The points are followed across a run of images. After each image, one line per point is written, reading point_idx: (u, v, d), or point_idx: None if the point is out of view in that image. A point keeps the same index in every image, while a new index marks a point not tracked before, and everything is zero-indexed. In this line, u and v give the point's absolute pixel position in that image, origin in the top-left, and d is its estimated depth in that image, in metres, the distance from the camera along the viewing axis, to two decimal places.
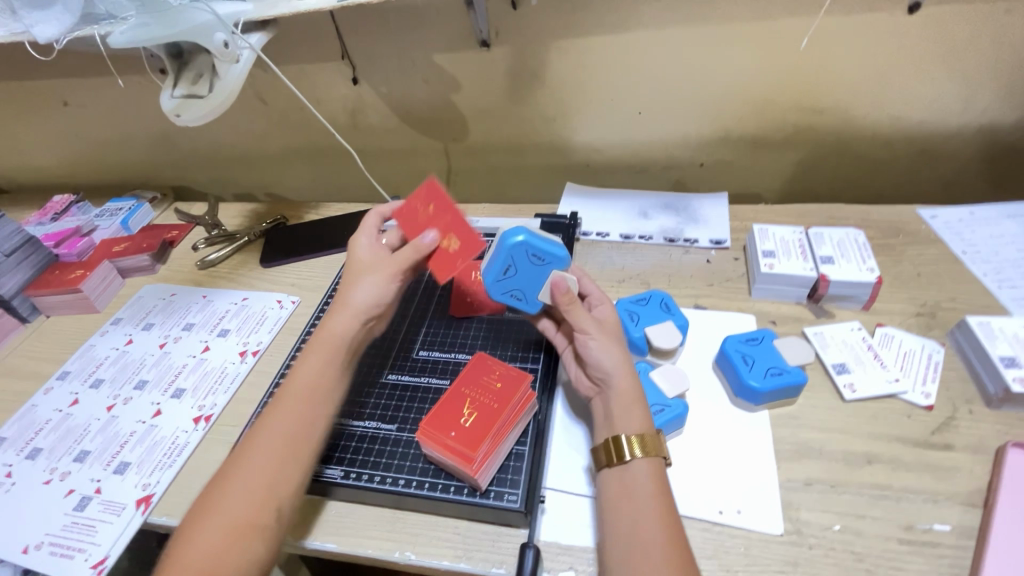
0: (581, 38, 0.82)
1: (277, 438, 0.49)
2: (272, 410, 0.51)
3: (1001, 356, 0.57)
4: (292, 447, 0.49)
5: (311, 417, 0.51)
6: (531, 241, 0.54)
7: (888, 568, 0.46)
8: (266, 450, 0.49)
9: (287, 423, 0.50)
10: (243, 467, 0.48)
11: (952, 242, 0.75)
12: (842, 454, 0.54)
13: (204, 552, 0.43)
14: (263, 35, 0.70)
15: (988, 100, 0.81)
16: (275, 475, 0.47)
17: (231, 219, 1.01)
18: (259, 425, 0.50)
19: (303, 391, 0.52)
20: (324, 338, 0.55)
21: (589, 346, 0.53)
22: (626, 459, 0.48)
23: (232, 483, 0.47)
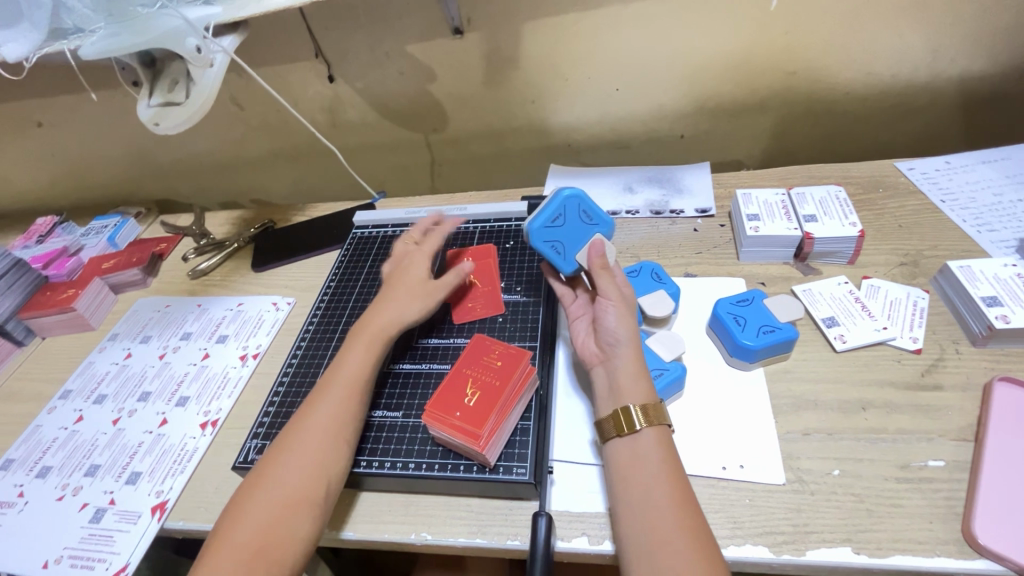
0: (552, 18, 0.82)
1: (325, 425, 0.52)
2: (316, 397, 0.54)
3: (983, 296, 0.58)
4: (337, 435, 0.52)
5: (351, 403, 0.54)
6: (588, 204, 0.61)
7: (887, 505, 0.48)
8: (313, 433, 0.51)
9: (333, 411, 0.53)
10: (292, 447, 0.50)
11: (930, 191, 0.77)
12: (838, 403, 0.56)
13: (256, 528, 0.45)
14: (235, 37, 0.69)
15: (956, 50, 0.82)
16: (320, 456, 0.50)
17: (218, 227, 1.01)
18: (305, 412, 0.53)
19: (348, 380, 0.55)
20: (368, 329, 0.59)
21: (608, 311, 0.55)
22: (636, 428, 0.49)
23: (280, 464, 0.49)
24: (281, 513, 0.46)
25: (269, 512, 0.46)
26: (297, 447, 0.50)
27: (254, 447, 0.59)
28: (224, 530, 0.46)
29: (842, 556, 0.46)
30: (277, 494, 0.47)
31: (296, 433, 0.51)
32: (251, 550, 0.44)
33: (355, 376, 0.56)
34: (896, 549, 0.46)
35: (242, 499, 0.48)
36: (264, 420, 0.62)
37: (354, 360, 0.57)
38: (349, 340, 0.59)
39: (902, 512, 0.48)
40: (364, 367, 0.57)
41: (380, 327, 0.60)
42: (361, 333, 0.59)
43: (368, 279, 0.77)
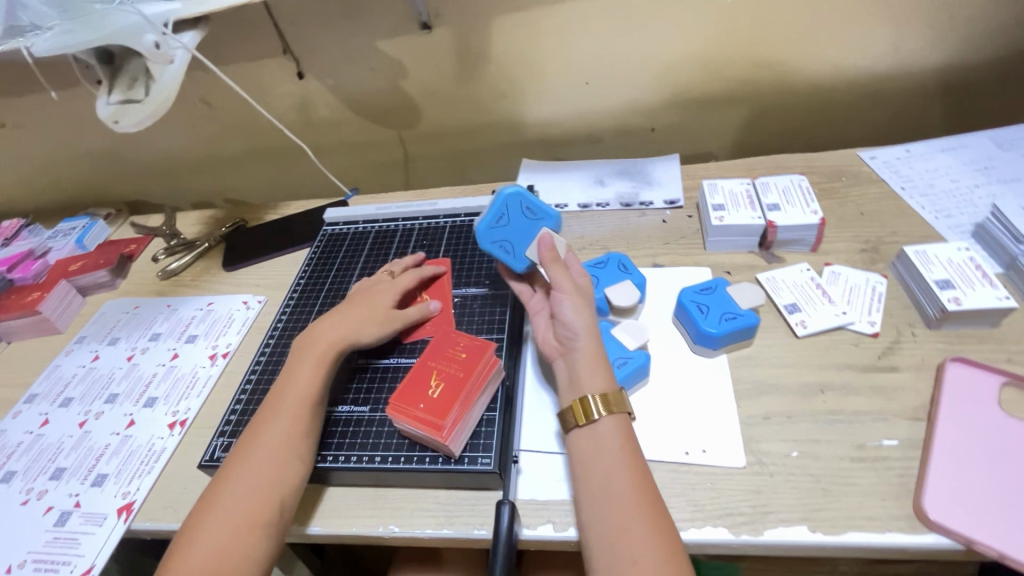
0: (520, 12, 0.82)
1: (274, 445, 0.51)
2: (264, 418, 0.53)
3: (936, 279, 0.60)
4: (288, 451, 0.51)
5: (301, 421, 0.53)
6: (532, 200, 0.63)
7: (843, 484, 0.49)
8: (263, 453, 0.50)
9: (281, 431, 0.52)
10: (241, 468, 0.50)
11: (891, 179, 0.78)
12: (798, 386, 0.57)
13: (210, 551, 0.45)
14: (195, 33, 0.68)
15: (916, 41, 0.84)
16: (271, 475, 0.49)
17: (190, 227, 1.00)
18: (254, 433, 0.52)
19: (295, 399, 0.54)
20: (316, 346, 0.58)
21: (563, 304, 0.55)
22: (593, 418, 0.50)
23: (231, 486, 0.49)
24: (232, 532, 0.46)
25: (221, 531, 0.46)
26: (246, 467, 0.50)
27: (221, 445, 0.59)
28: (178, 551, 0.46)
29: (798, 535, 0.47)
30: (228, 514, 0.47)
31: (244, 454, 0.51)
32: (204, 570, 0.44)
33: (302, 395, 0.54)
34: (850, 526, 0.47)
35: (193, 522, 0.47)
36: (231, 418, 0.61)
37: (301, 376, 0.56)
38: (297, 356, 0.58)
39: (858, 490, 0.49)
40: (312, 384, 0.55)
41: (328, 341, 0.58)
42: (310, 350, 0.58)
43: (338, 275, 0.77)
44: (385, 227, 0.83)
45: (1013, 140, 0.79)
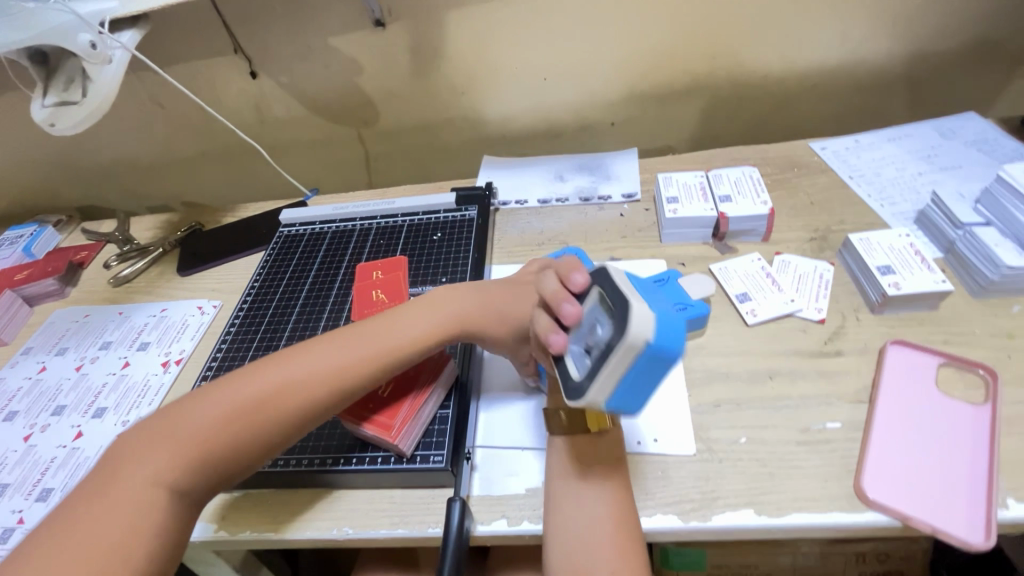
0: (473, 8, 0.82)
1: (232, 430, 0.47)
2: (250, 381, 0.49)
3: (878, 265, 0.62)
4: (241, 448, 0.47)
5: (277, 421, 0.48)
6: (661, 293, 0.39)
7: (788, 468, 0.50)
8: (220, 432, 0.46)
9: (255, 422, 0.47)
10: (187, 433, 0.46)
11: (839, 169, 0.80)
12: (747, 373, 0.58)
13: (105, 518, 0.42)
14: (135, 32, 0.67)
15: (862, 33, 0.86)
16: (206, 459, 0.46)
17: (144, 232, 0.97)
18: (228, 398, 0.48)
19: (288, 380, 0.49)
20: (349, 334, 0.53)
21: None
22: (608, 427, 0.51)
23: (168, 448, 0.45)
24: (174, 465, 0.45)
25: (167, 457, 0.45)
26: (195, 435, 0.46)
27: None
28: (183, 411, 0.48)
29: (744, 518, 0.48)
30: (229, 408, 0.47)
31: (204, 415, 0.47)
32: (190, 445, 0.46)
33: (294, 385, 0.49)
34: (794, 508, 0.48)
35: (211, 391, 0.49)
36: None
37: (415, 324, 0.55)
38: (417, 304, 0.58)
39: (801, 472, 0.50)
40: (312, 375, 0.50)
41: (460, 313, 0.56)
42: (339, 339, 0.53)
43: (293, 277, 0.75)
44: (342, 227, 0.82)
45: (954, 129, 0.82)
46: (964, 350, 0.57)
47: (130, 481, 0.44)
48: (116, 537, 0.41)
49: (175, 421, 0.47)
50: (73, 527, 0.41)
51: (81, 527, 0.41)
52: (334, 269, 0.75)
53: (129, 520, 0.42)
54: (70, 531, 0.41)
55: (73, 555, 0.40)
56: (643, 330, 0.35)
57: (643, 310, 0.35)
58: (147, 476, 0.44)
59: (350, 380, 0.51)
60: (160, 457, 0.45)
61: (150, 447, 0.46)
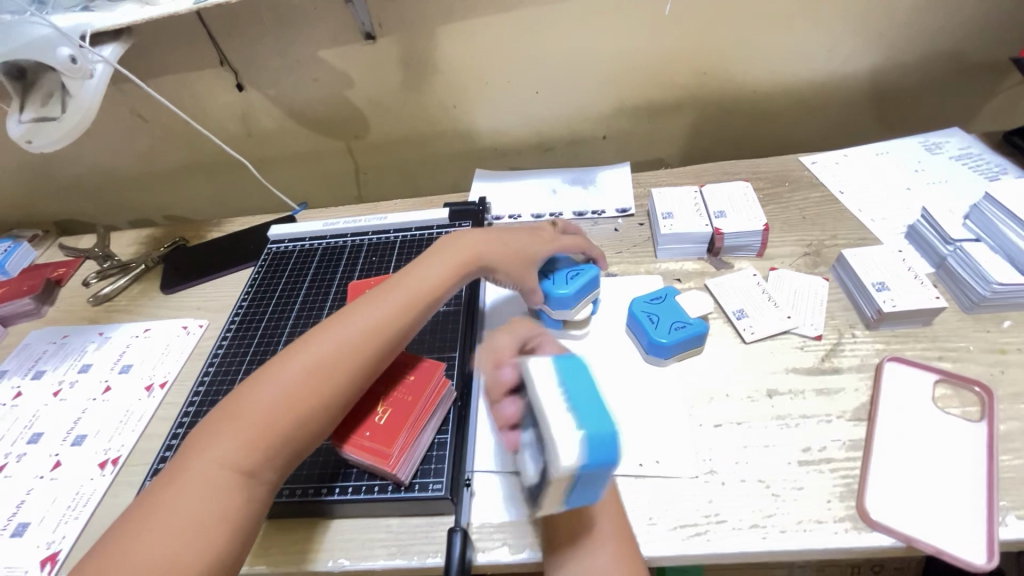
0: (465, 22, 0.82)
1: (291, 395, 0.47)
2: (299, 351, 0.50)
3: (873, 282, 0.62)
4: (302, 414, 0.47)
5: (333, 380, 0.49)
6: (587, 382, 0.37)
7: (790, 489, 0.50)
8: (279, 400, 0.46)
9: (312, 386, 0.48)
10: (248, 410, 0.46)
11: (830, 183, 0.81)
12: (746, 392, 0.58)
13: (184, 511, 0.40)
14: (117, 46, 0.65)
15: (849, 49, 0.87)
16: (268, 432, 0.45)
17: (125, 248, 0.94)
18: (281, 369, 0.49)
19: (341, 342, 0.51)
20: (386, 296, 0.56)
21: None
22: None
23: (230, 428, 0.45)
24: (242, 444, 0.44)
25: (231, 440, 0.44)
26: (257, 407, 0.46)
27: None
28: (242, 398, 0.47)
29: (749, 543, 0.47)
30: (288, 381, 0.48)
31: (260, 389, 0.47)
32: (251, 424, 0.45)
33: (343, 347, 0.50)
34: (799, 531, 0.47)
35: (264, 372, 0.48)
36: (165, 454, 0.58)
37: (435, 276, 0.59)
38: (434, 252, 0.62)
39: (804, 493, 0.50)
40: (363, 332, 0.52)
41: (475, 251, 0.62)
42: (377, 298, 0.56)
43: (283, 295, 0.73)
44: (333, 243, 0.80)
45: (939, 144, 0.84)
46: (959, 366, 0.57)
47: (197, 470, 0.42)
48: (194, 523, 0.40)
49: (232, 409, 0.46)
50: (145, 525, 0.39)
51: (154, 520, 0.40)
52: (325, 287, 0.73)
53: (203, 506, 0.41)
54: (141, 529, 0.39)
55: (151, 548, 0.38)
56: (566, 460, 0.34)
57: (563, 435, 0.34)
58: (215, 460, 0.43)
59: (397, 333, 0.54)
60: (223, 442, 0.44)
61: (211, 436, 0.44)
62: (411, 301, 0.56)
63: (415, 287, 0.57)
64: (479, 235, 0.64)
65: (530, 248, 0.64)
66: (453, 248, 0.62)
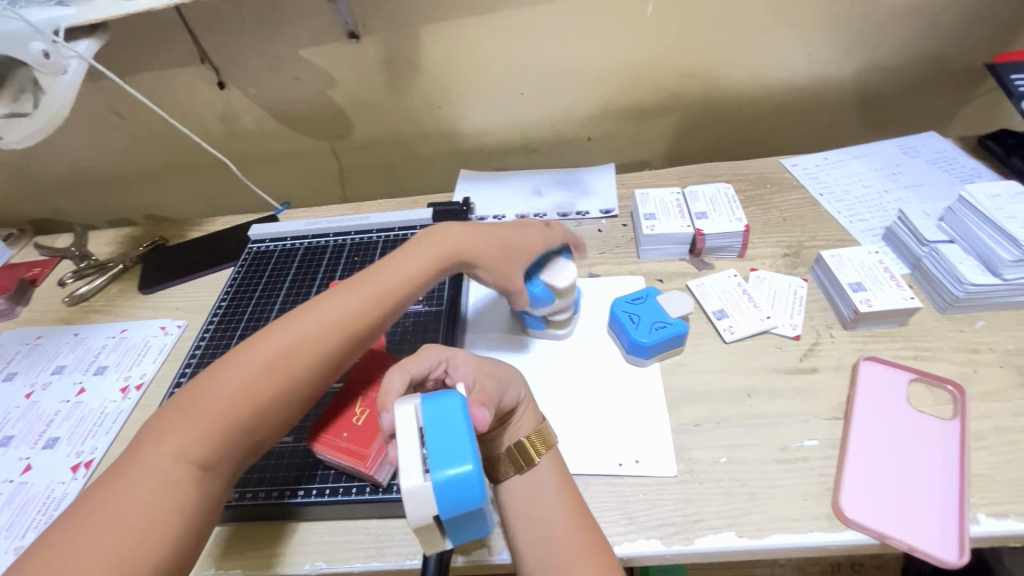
0: (449, 23, 0.82)
1: (249, 385, 0.46)
2: (262, 339, 0.49)
3: (850, 282, 0.63)
4: (260, 406, 0.46)
5: (294, 372, 0.48)
6: (453, 424, 0.38)
7: (767, 487, 0.51)
8: (236, 389, 0.46)
9: (272, 376, 0.47)
10: (203, 400, 0.45)
11: (810, 185, 0.82)
12: (725, 392, 0.58)
13: (133, 506, 0.39)
14: (93, 41, 0.64)
15: (828, 54, 0.89)
16: (225, 425, 0.44)
17: (102, 248, 0.93)
18: (239, 357, 0.48)
19: (304, 333, 0.50)
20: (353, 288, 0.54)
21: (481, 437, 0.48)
22: (532, 462, 0.50)
23: (184, 419, 0.44)
24: (196, 438, 0.43)
25: (185, 432, 0.43)
26: (212, 398, 0.45)
27: None
28: (201, 387, 0.46)
29: (726, 541, 0.48)
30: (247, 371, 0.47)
31: (216, 378, 0.46)
32: (211, 415, 0.44)
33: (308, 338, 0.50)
34: (775, 529, 0.48)
35: (226, 361, 0.48)
36: None
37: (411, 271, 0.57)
38: (414, 245, 0.60)
39: (781, 492, 0.50)
40: (327, 324, 0.51)
41: (458, 248, 0.60)
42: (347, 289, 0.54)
43: (263, 295, 0.73)
44: (315, 243, 0.79)
45: (916, 148, 0.85)
46: (932, 365, 0.58)
47: (154, 462, 0.41)
48: (148, 515, 0.39)
49: (190, 398, 0.45)
50: (96, 522, 0.38)
51: (109, 510, 0.39)
52: (305, 287, 0.72)
53: (159, 502, 0.40)
54: (95, 519, 0.38)
55: (102, 543, 0.37)
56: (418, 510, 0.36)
57: (419, 485, 0.36)
58: (172, 452, 0.42)
59: (367, 327, 0.53)
60: (179, 435, 0.43)
61: (164, 428, 0.43)
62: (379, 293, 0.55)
63: (387, 278, 0.56)
64: (465, 233, 0.61)
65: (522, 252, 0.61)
66: (435, 244, 0.60)
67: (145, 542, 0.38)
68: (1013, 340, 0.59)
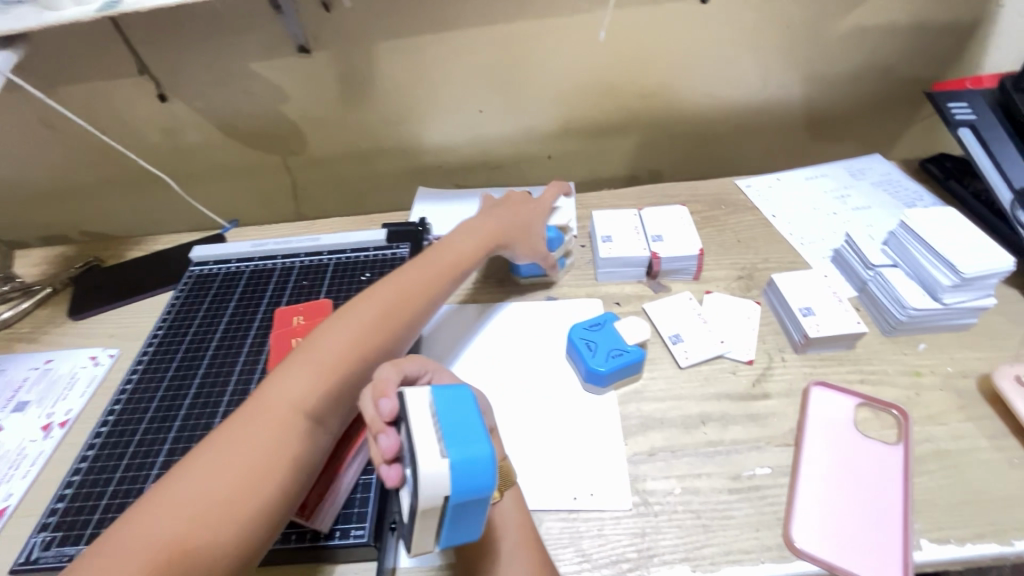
0: (404, 40, 0.80)
1: (346, 342, 0.51)
2: (358, 301, 0.56)
3: (800, 307, 0.64)
4: (357, 364, 0.51)
5: (383, 336, 0.54)
6: (467, 408, 0.38)
7: (720, 519, 0.50)
8: (338, 345, 0.51)
9: (369, 337, 0.53)
10: (313, 353, 0.50)
11: (763, 207, 0.84)
12: (680, 419, 0.58)
13: (256, 443, 0.43)
14: (11, 53, 0.60)
15: (779, 78, 0.91)
16: (329, 378, 0.49)
17: (29, 268, 0.86)
18: (342, 316, 0.54)
19: (390, 302, 0.56)
20: (427, 265, 0.62)
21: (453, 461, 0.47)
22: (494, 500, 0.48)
23: (298, 368, 0.49)
24: (310, 386, 0.48)
25: (302, 382, 0.48)
26: (320, 349, 0.50)
27: (40, 544, 0.50)
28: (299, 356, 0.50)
29: None
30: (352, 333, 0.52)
31: (323, 334, 0.52)
32: (318, 372, 0.49)
33: (395, 308, 0.56)
34: (727, 561, 0.48)
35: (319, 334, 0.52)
36: (58, 505, 0.53)
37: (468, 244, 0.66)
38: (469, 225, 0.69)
39: (734, 523, 0.50)
40: (410, 298, 0.58)
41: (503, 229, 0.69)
42: (420, 264, 0.63)
43: (203, 323, 0.69)
44: (262, 265, 0.76)
45: (863, 170, 0.88)
46: (877, 389, 0.59)
47: (271, 408, 0.46)
48: (263, 457, 0.43)
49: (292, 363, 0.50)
50: (224, 457, 0.42)
51: (235, 451, 0.43)
52: (250, 314, 0.69)
53: (276, 442, 0.44)
54: (220, 454, 0.42)
55: (228, 474, 0.41)
56: (431, 491, 0.35)
57: (432, 464, 0.35)
58: (286, 402, 0.46)
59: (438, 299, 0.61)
60: (296, 380, 0.48)
61: (284, 375, 0.48)
62: (448, 265, 0.63)
63: (451, 249, 0.65)
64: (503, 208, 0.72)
65: (534, 224, 0.72)
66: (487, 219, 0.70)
67: (246, 490, 0.41)
68: (953, 363, 0.61)
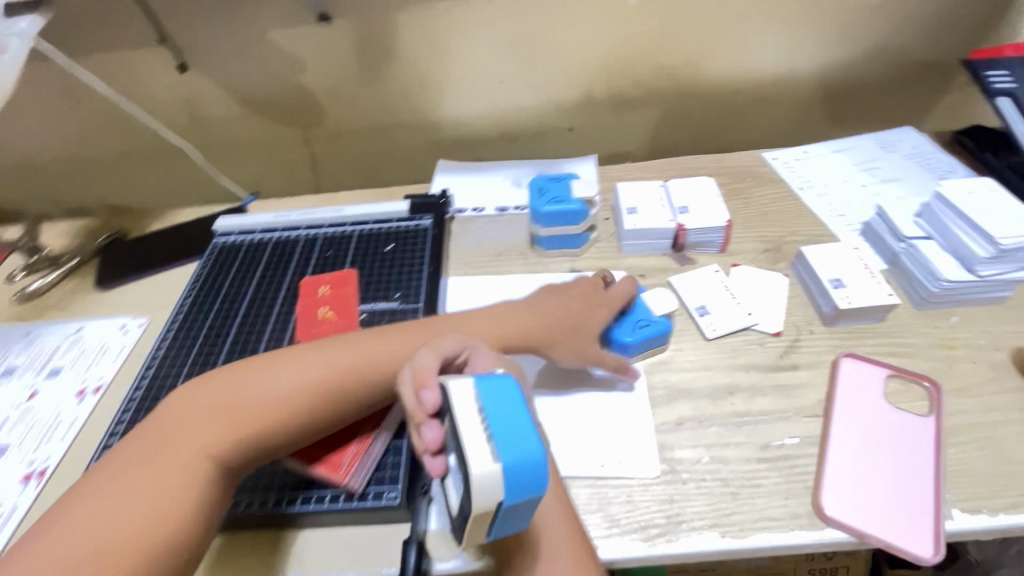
0: (425, 7, 0.79)
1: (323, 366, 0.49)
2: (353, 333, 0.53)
3: (830, 279, 0.63)
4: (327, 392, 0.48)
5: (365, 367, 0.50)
6: (514, 403, 0.34)
7: (748, 486, 0.50)
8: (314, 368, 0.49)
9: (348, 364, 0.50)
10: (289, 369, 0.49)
11: (790, 180, 0.82)
12: (708, 390, 0.58)
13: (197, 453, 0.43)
14: (36, 18, 0.60)
15: (809, 47, 0.88)
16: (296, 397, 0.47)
17: (55, 240, 0.87)
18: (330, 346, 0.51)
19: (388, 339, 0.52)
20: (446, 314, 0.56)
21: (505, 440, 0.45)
22: None
23: (268, 382, 0.48)
24: (271, 402, 0.46)
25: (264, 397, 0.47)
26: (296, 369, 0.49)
27: None
28: (242, 379, 0.48)
29: (709, 541, 0.47)
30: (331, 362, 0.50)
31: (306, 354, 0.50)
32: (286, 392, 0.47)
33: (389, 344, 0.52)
34: (757, 528, 0.48)
35: (263, 361, 0.49)
36: None
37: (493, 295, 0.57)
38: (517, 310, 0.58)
39: (762, 491, 0.50)
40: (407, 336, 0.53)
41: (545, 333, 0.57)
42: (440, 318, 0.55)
43: (229, 293, 0.69)
44: (285, 237, 0.76)
45: (894, 143, 0.86)
46: (908, 361, 0.59)
47: (227, 420, 0.45)
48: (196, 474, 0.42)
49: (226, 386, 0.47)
50: (164, 465, 0.42)
51: (175, 461, 0.42)
52: (275, 284, 0.69)
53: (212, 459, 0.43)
54: (159, 463, 0.42)
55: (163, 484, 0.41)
56: (485, 493, 0.32)
57: (484, 466, 0.32)
58: (246, 415, 0.45)
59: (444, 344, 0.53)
60: (258, 394, 0.47)
61: (250, 386, 0.47)
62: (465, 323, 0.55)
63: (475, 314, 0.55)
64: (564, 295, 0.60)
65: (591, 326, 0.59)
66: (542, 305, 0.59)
67: (174, 503, 0.40)
68: (986, 336, 0.60)
